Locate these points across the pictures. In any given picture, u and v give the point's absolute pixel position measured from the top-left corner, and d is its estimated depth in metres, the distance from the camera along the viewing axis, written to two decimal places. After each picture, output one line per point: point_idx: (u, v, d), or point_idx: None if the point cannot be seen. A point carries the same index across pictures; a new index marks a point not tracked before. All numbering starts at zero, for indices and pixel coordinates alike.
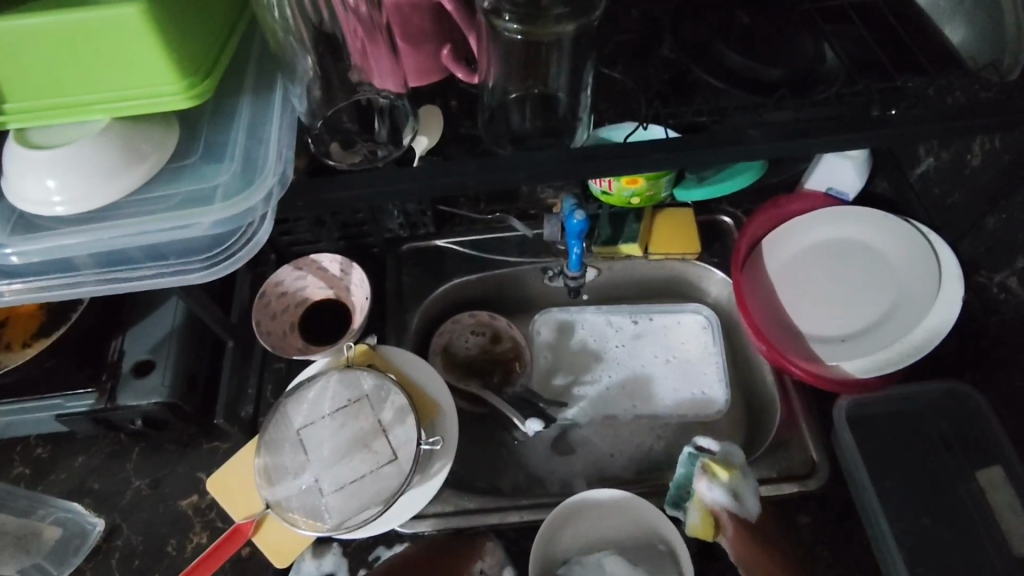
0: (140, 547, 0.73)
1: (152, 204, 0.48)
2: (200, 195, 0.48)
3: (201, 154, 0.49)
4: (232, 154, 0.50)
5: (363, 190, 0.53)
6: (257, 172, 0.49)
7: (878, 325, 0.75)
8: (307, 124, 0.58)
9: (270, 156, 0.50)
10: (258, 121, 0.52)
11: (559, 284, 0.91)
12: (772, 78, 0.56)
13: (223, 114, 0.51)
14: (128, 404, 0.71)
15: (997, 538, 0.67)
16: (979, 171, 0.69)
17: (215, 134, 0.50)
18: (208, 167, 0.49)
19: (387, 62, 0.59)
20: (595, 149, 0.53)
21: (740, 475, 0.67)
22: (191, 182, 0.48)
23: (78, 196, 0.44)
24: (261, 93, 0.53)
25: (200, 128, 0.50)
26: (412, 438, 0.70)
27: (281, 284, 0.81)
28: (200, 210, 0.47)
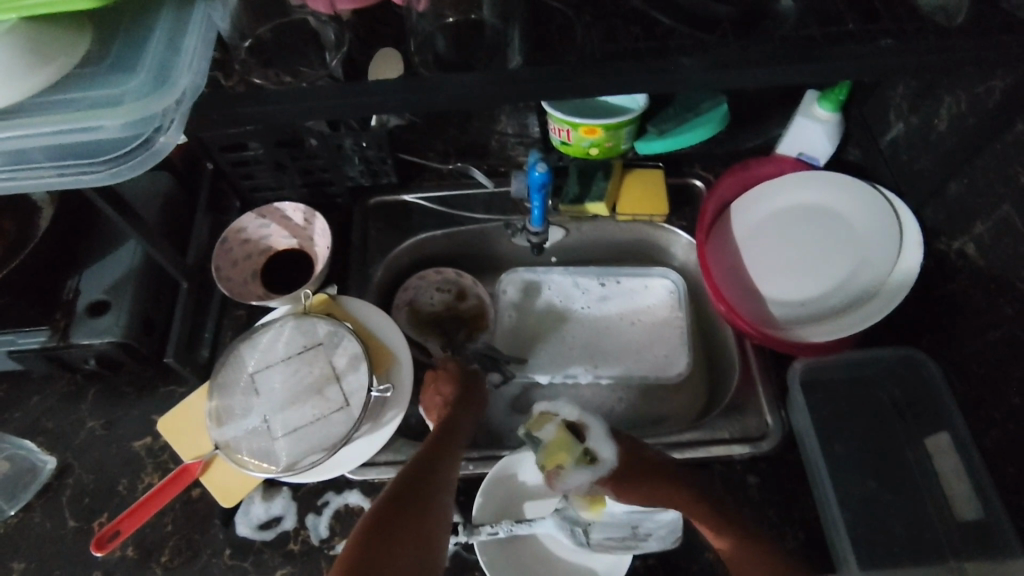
0: (90, 485, 0.72)
1: (58, 106, 0.44)
2: (106, 99, 0.44)
3: (114, 59, 0.45)
4: (144, 60, 0.46)
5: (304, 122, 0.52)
6: (171, 78, 0.46)
7: (837, 290, 0.75)
8: (230, 40, 0.53)
9: (185, 65, 0.46)
10: (176, 29, 0.47)
11: (522, 241, 0.89)
12: (717, 15, 0.51)
13: (144, 22, 0.47)
14: (80, 342, 0.71)
15: (942, 504, 0.67)
16: (944, 134, 0.68)
17: (130, 40, 0.46)
18: (120, 72, 0.45)
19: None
20: (538, 73, 0.49)
21: (571, 439, 0.62)
22: (101, 88, 0.45)
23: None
24: (184, 5, 0.48)
25: (117, 32, 0.46)
26: (363, 385, 0.71)
27: (244, 232, 0.80)
28: (104, 112, 0.44)
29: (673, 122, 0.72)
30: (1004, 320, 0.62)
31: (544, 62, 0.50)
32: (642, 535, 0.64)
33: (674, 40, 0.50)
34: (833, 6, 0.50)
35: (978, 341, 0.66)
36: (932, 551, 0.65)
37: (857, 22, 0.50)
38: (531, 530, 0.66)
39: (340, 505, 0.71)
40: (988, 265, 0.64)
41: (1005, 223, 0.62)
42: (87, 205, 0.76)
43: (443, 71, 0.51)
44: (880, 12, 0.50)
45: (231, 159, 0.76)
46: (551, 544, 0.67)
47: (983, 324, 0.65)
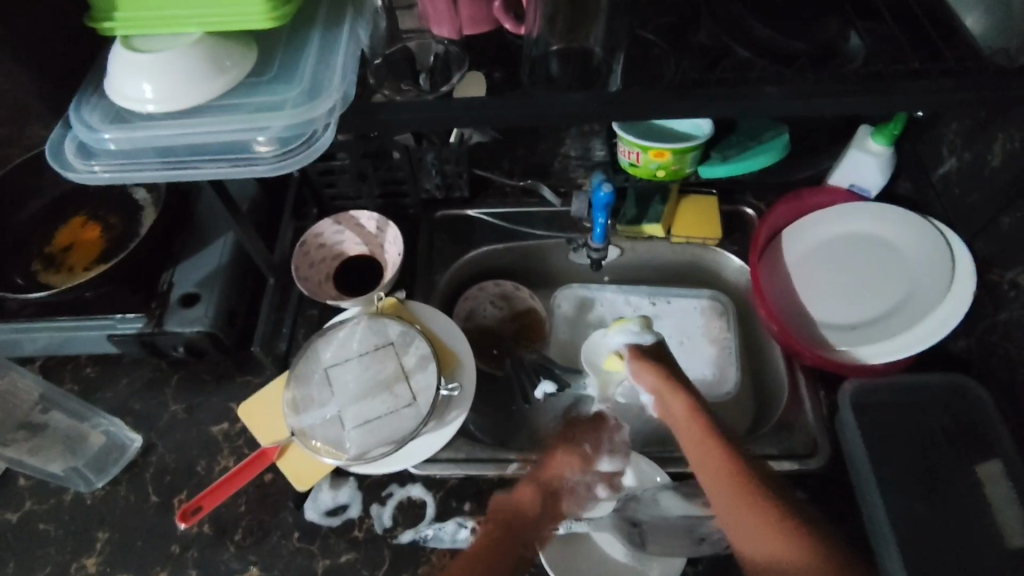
0: (172, 464, 0.78)
1: (228, 109, 0.50)
2: (271, 105, 0.50)
3: (276, 72, 0.51)
4: (302, 74, 0.51)
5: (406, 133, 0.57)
6: (322, 89, 0.51)
7: (887, 317, 0.78)
8: (369, 58, 0.57)
9: (336, 77, 0.51)
10: (326, 47, 0.53)
11: (582, 258, 0.93)
12: (793, 51, 0.55)
13: (298, 40, 0.53)
14: (173, 330, 0.76)
15: (993, 528, 0.68)
16: (998, 170, 0.71)
17: (290, 56, 0.52)
18: (279, 83, 0.51)
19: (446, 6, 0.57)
20: (627, 93, 0.54)
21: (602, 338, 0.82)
22: (264, 94, 0.50)
23: (167, 95, 0.47)
24: (330, 28, 0.54)
25: (276, 50, 0.52)
26: (431, 385, 0.75)
27: (321, 236, 0.86)
28: (269, 116, 0.49)
29: (736, 150, 0.77)
30: None
31: (631, 85, 0.55)
32: (696, 540, 0.67)
33: (750, 71, 0.54)
34: (898, 47, 0.55)
35: None
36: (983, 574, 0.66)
37: (925, 60, 0.53)
38: (588, 529, 0.69)
39: (403, 497, 0.75)
40: None
41: None
42: (186, 205, 0.82)
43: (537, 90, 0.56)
44: (943, 52, 0.54)
45: (320, 168, 0.83)
46: (604, 545, 0.69)
47: None
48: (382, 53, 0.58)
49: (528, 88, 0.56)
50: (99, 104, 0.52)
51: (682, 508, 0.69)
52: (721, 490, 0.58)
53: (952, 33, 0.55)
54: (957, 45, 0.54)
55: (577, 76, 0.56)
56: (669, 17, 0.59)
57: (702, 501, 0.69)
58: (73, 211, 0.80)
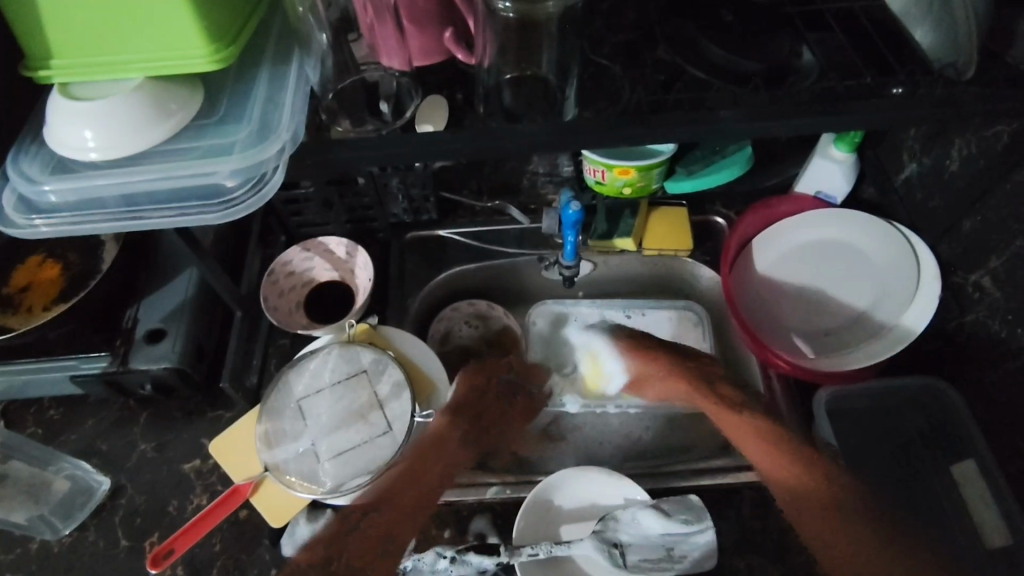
0: (142, 506, 0.76)
1: (175, 154, 0.49)
2: (219, 148, 0.49)
3: (224, 114, 0.50)
4: (251, 114, 0.50)
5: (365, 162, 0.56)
6: (272, 129, 0.50)
7: (856, 324, 0.79)
8: (320, 94, 0.57)
9: (285, 118, 0.51)
10: (275, 86, 0.52)
11: (554, 275, 0.93)
12: (747, 69, 0.56)
13: (245, 81, 0.52)
14: (138, 367, 0.74)
15: (971, 529, 0.68)
16: (956, 174, 0.72)
17: (238, 97, 0.51)
18: (228, 124, 0.50)
19: (397, 42, 0.56)
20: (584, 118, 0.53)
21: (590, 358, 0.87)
22: (213, 138, 0.49)
23: (110, 142, 0.46)
24: (279, 66, 0.53)
25: (223, 90, 0.52)
26: (406, 412, 0.74)
27: (289, 265, 0.84)
28: (218, 161, 0.49)
29: (701, 164, 0.78)
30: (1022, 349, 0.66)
31: (588, 109, 0.55)
32: (677, 558, 0.67)
33: (706, 91, 0.55)
34: (850, 62, 0.55)
35: (1000, 370, 0.69)
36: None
37: (876, 74, 0.54)
38: (570, 552, 0.68)
39: None
40: (1004, 297, 0.68)
41: (1018, 257, 0.65)
42: (147, 239, 0.81)
43: (495, 116, 0.56)
44: (894, 65, 0.54)
45: (285, 197, 0.82)
46: (588, 566, 0.69)
47: (1003, 354, 0.69)
48: (334, 87, 0.58)
49: (485, 115, 0.55)
50: (40, 153, 0.51)
51: (663, 526, 0.68)
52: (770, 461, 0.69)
53: (902, 45, 0.56)
54: (906, 58, 0.55)
55: (534, 100, 0.56)
56: (623, 37, 0.60)
57: (683, 518, 0.68)
58: (30, 250, 0.78)
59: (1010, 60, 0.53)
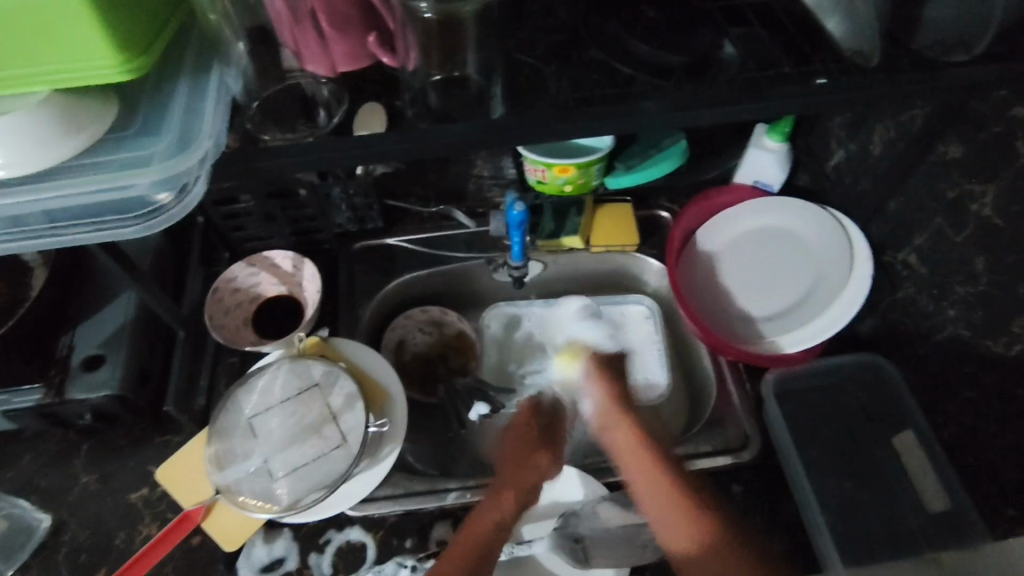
0: (87, 541, 0.72)
1: (91, 169, 0.48)
2: (136, 160, 0.48)
3: (141, 125, 0.49)
4: (169, 125, 0.49)
5: (287, 161, 0.53)
6: (192, 140, 0.49)
7: (799, 305, 0.82)
8: (244, 104, 0.57)
9: (205, 126, 0.50)
10: (194, 96, 0.51)
11: (503, 277, 0.93)
12: (671, 64, 0.57)
13: (161, 92, 0.51)
14: (76, 397, 0.71)
15: (913, 496, 0.71)
16: (880, 158, 0.75)
17: (155, 109, 0.50)
18: (146, 137, 0.49)
19: (318, 46, 0.56)
20: (514, 117, 0.54)
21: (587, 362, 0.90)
22: (129, 150, 0.48)
23: (16, 159, 0.44)
24: (199, 76, 0.52)
25: (141, 102, 0.50)
26: (360, 423, 0.73)
27: (233, 281, 0.83)
28: (135, 173, 0.47)
29: (638, 159, 0.80)
30: (947, 321, 0.70)
31: (518, 108, 0.55)
32: (640, 545, 0.67)
33: (635, 86, 0.56)
34: (768, 52, 0.57)
35: (929, 342, 0.73)
36: (909, 543, 0.69)
37: (794, 63, 0.56)
38: (531, 551, 0.69)
39: (342, 542, 0.72)
40: (929, 272, 0.71)
41: (939, 234, 0.69)
42: (79, 264, 0.77)
43: (429, 121, 0.56)
44: (809, 55, 0.57)
45: (223, 212, 0.80)
46: (551, 566, 0.69)
47: (930, 327, 0.72)
48: (260, 96, 0.58)
49: (417, 119, 0.55)
50: None
51: (621, 518, 0.69)
52: (672, 523, 0.59)
53: (817, 35, 0.58)
54: (821, 47, 0.57)
55: (465, 103, 0.56)
56: (550, 37, 0.61)
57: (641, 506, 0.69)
58: None
59: (914, 47, 0.56)
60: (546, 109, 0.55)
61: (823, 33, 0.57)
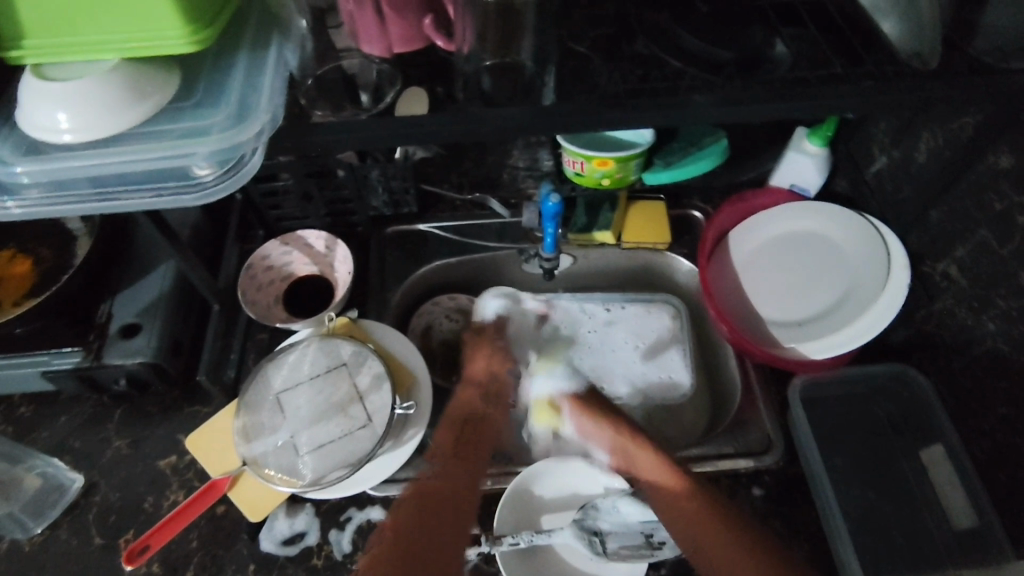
0: (116, 503, 0.74)
1: (152, 136, 0.48)
2: (196, 130, 0.49)
3: (200, 96, 0.50)
4: (228, 97, 0.50)
5: (332, 140, 0.54)
6: (251, 112, 0.50)
7: (831, 311, 0.81)
8: (298, 79, 0.57)
9: (262, 98, 0.50)
10: (253, 69, 0.52)
11: (534, 268, 0.93)
12: (720, 59, 0.57)
13: (221, 65, 0.52)
14: (113, 362, 0.73)
15: (939, 510, 0.70)
16: (924, 166, 0.74)
17: (215, 81, 0.51)
18: (206, 107, 0.50)
19: (377, 27, 0.58)
20: (561, 106, 0.54)
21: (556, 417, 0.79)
22: (189, 120, 0.49)
23: (85, 125, 0.46)
24: (258, 50, 0.53)
25: (201, 74, 0.51)
26: (387, 404, 0.74)
27: (268, 259, 0.84)
28: (194, 142, 0.48)
29: (677, 156, 0.79)
30: (985, 336, 0.69)
31: (566, 96, 0.55)
32: (656, 545, 0.67)
33: (684, 79, 0.56)
34: (821, 52, 0.56)
35: (965, 357, 0.71)
36: (932, 558, 0.68)
37: (847, 64, 0.55)
38: (551, 540, 0.68)
39: (362, 521, 0.73)
40: (969, 284, 0.70)
41: (982, 246, 0.68)
42: (121, 233, 0.79)
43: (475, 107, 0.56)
44: (864, 56, 0.56)
45: (262, 190, 0.81)
46: (566, 555, 0.70)
47: (967, 342, 0.71)
48: (314, 73, 0.58)
49: (463, 103, 0.55)
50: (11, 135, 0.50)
51: (641, 514, 0.69)
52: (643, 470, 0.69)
53: (872, 36, 0.57)
54: (876, 49, 0.56)
55: (511, 90, 0.56)
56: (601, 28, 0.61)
57: None
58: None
59: (972, 52, 0.55)
60: (593, 99, 0.55)
61: (879, 35, 0.56)
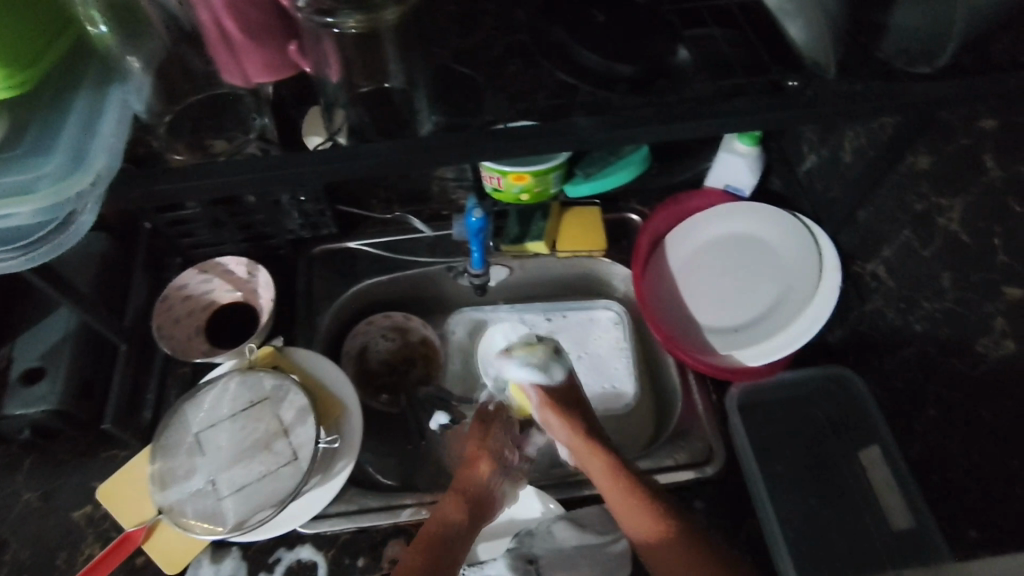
0: (28, 561, 0.70)
1: None
2: (23, 185, 0.45)
3: (28, 145, 0.47)
4: (60, 145, 0.47)
5: (210, 176, 0.50)
6: (86, 160, 0.46)
7: (768, 314, 0.79)
8: (150, 118, 0.53)
9: (99, 145, 0.47)
10: (93, 113, 0.49)
11: (466, 283, 0.90)
12: (621, 72, 0.54)
13: (57, 108, 0.48)
14: (14, 413, 0.69)
15: (876, 513, 0.69)
16: (849, 166, 0.73)
17: (47, 128, 0.47)
18: (35, 158, 0.46)
19: (229, 54, 0.53)
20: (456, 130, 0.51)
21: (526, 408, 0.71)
22: (17, 172, 0.46)
23: None
24: (102, 88, 0.50)
25: (35, 117, 0.48)
26: (311, 438, 0.70)
27: (185, 288, 0.79)
28: (21, 198, 0.45)
29: (598, 166, 0.77)
30: (913, 337, 0.68)
31: (462, 120, 0.53)
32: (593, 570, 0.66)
33: (583, 95, 0.53)
34: (725, 59, 0.55)
35: (897, 356, 0.71)
36: (870, 563, 0.67)
37: (752, 72, 0.53)
38: (483, 572, 0.67)
39: (291, 562, 0.70)
40: (896, 285, 0.69)
41: (906, 247, 0.67)
42: (15, 273, 0.74)
43: (367, 134, 0.53)
44: (768, 64, 0.54)
45: (169, 219, 0.77)
46: None
47: (898, 341, 0.70)
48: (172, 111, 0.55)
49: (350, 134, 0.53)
50: None
51: (576, 539, 0.67)
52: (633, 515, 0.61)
53: (775, 43, 0.55)
54: (783, 55, 0.54)
55: (402, 114, 0.54)
56: (501, 40, 0.58)
57: (597, 529, 0.67)
58: None
59: (879, 54, 0.53)
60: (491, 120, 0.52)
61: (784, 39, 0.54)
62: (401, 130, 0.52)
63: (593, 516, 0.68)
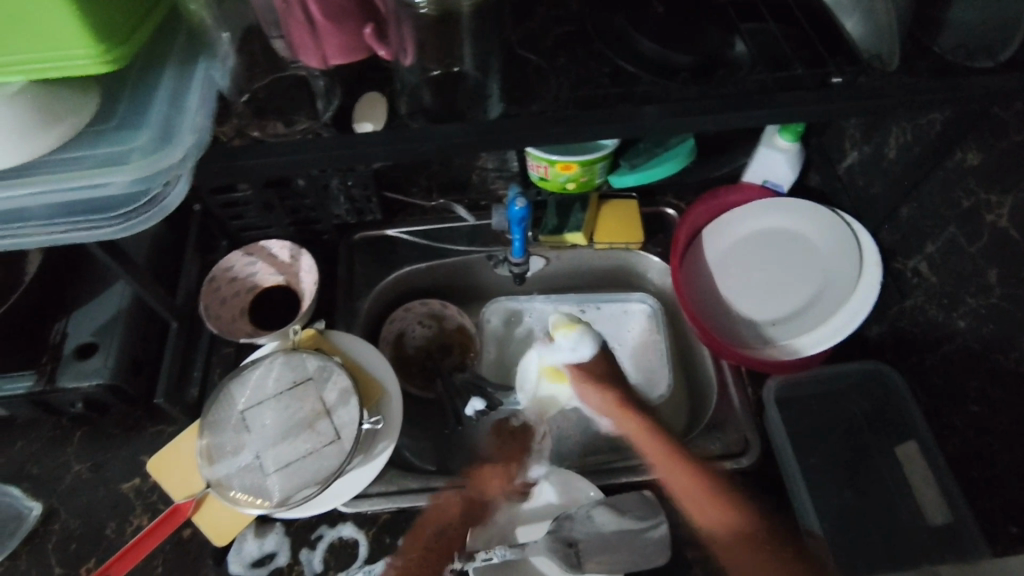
0: (79, 529, 0.72)
1: (72, 164, 0.47)
2: (117, 157, 0.47)
3: (120, 120, 0.49)
4: (150, 120, 0.49)
5: (279, 156, 0.52)
6: (175, 135, 0.48)
7: (806, 309, 0.79)
8: (230, 96, 0.56)
9: (188, 121, 0.49)
10: (179, 90, 0.51)
11: (504, 272, 0.92)
12: (678, 62, 0.55)
13: (144, 86, 0.50)
14: (67, 386, 0.70)
15: (913, 508, 0.69)
16: (894, 162, 0.73)
17: (137, 104, 0.50)
18: (128, 132, 0.48)
19: (309, 38, 0.53)
20: (517, 116, 0.52)
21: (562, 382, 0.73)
22: (111, 145, 0.48)
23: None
24: (182, 67, 0.52)
25: (123, 93, 0.50)
26: (354, 419, 0.71)
27: (232, 269, 0.81)
28: (113, 170, 0.47)
29: (643, 157, 0.78)
30: (955, 332, 0.68)
31: (522, 106, 0.54)
32: (632, 555, 0.67)
33: (641, 84, 0.54)
34: (782, 52, 0.55)
35: (937, 352, 0.71)
36: (906, 556, 0.68)
37: (808, 64, 0.54)
38: (524, 553, 0.69)
39: (333, 538, 0.72)
40: (940, 281, 0.70)
41: (951, 243, 0.67)
42: (72, 250, 0.76)
43: (429, 120, 0.54)
44: (825, 56, 0.54)
45: (221, 201, 0.78)
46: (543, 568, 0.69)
47: (939, 337, 0.70)
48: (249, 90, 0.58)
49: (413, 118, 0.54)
50: None
51: (617, 524, 0.68)
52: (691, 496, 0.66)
53: (832, 36, 0.56)
54: (839, 48, 0.55)
55: (465, 101, 0.55)
56: (559, 30, 0.59)
57: (636, 515, 0.68)
58: None
59: (937, 49, 0.54)
60: (551, 107, 0.53)
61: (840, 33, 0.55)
62: (462, 116, 0.54)
63: (631, 502, 0.69)
